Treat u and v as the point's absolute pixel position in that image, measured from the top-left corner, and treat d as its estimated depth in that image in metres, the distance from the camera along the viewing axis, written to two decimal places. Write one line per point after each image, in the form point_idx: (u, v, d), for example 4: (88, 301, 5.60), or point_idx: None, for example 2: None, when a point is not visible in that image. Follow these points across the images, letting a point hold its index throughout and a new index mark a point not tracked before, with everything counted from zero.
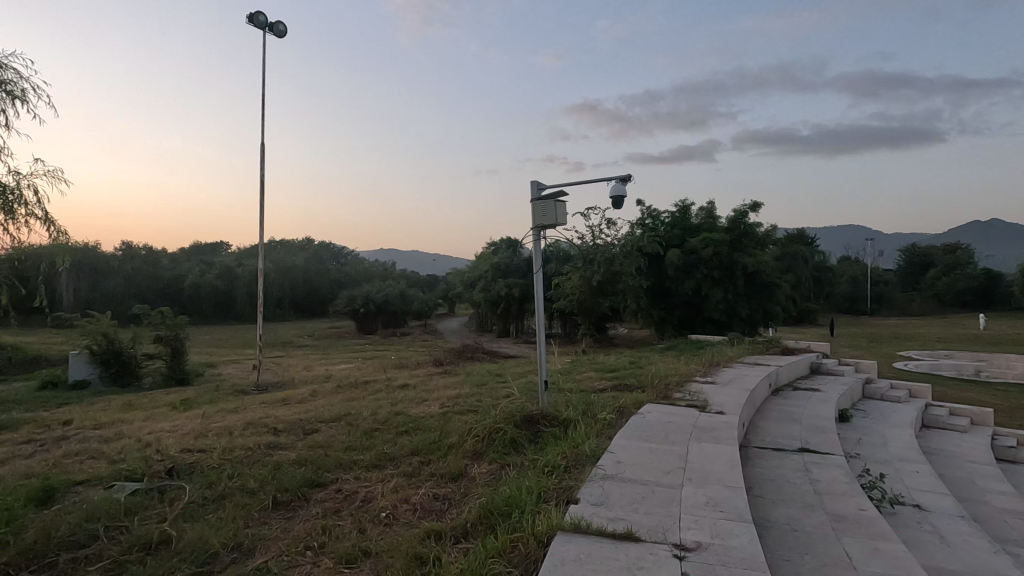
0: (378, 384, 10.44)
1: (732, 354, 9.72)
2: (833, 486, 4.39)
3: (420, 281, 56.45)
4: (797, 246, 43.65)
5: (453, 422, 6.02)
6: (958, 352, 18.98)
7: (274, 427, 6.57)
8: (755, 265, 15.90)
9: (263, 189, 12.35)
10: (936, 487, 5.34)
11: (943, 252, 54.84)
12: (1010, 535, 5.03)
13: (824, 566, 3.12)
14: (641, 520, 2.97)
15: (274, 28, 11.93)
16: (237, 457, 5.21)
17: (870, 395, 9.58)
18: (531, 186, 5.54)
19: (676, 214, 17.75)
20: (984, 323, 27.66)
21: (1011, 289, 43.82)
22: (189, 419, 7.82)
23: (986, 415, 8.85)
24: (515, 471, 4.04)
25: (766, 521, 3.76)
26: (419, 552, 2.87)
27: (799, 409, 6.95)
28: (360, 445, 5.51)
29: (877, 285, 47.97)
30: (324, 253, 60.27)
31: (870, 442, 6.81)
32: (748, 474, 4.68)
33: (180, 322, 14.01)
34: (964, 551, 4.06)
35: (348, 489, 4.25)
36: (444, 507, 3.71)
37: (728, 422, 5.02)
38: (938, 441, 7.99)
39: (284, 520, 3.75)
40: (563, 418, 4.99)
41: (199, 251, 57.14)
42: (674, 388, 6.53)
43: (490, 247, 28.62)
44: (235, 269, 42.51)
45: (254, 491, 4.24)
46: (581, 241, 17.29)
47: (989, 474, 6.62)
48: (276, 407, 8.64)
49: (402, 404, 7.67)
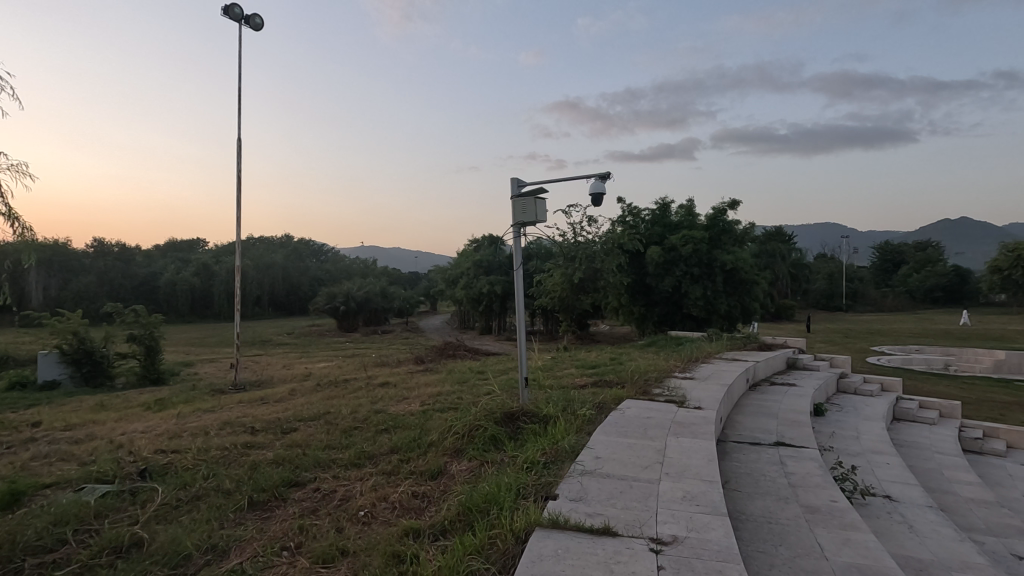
0: (359, 382, 10.39)
1: (710, 350, 9.85)
2: (807, 479, 4.48)
3: (402, 278, 55.99)
4: (775, 243, 44.49)
5: (434, 419, 6.01)
6: (928, 347, 19.50)
7: (251, 426, 6.49)
8: (733, 262, 16.17)
9: (240, 186, 12.16)
10: (906, 477, 5.48)
11: (915, 250, 56.34)
12: (976, 523, 5.20)
13: (797, 556, 3.18)
14: (618, 515, 3.00)
15: (251, 21, 11.71)
16: (212, 457, 5.12)
17: (845, 390, 9.79)
18: (511, 184, 5.54)
19: (656, 212, 17.91)
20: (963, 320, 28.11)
21: (979, 285, 45.16)
22: (163, 419, 7.68)
23: (953, 408, 9.13)
24: (495, 468, 4.04)
25: (743, 514, 3.82)
26: (397, 551, 2.86)
27: (776, 404, 7.07)
28: (339, 443, 5.46)
29: (852, 282, 49.00)
30: (305, 250, 59.53)
31: (844, 435, 6.96)
32: (725, 468, 4.76)
33: (154, 321, 13.72)
34: (932, 540, 4.17)
35: (326, 489, 4.21)
36: (424, 505, 3.69)
37: (705, 417, 5.09)
38: (909, 434, 8.20)
39: (260, 520, 3.71)
40: (543, 414, 5.01)
41: (175, 248, 55.97)
42: (653, 384, 6.60)
43: (472, 244, 28.61)
44: (212, 266, 41.78)
45: (230, 491, 4.18)
46: (563, 238, 17.36)
47: (957, 465, 6.82)
48: (254, 406, 8.51)
49: (382, 402, 7.64)
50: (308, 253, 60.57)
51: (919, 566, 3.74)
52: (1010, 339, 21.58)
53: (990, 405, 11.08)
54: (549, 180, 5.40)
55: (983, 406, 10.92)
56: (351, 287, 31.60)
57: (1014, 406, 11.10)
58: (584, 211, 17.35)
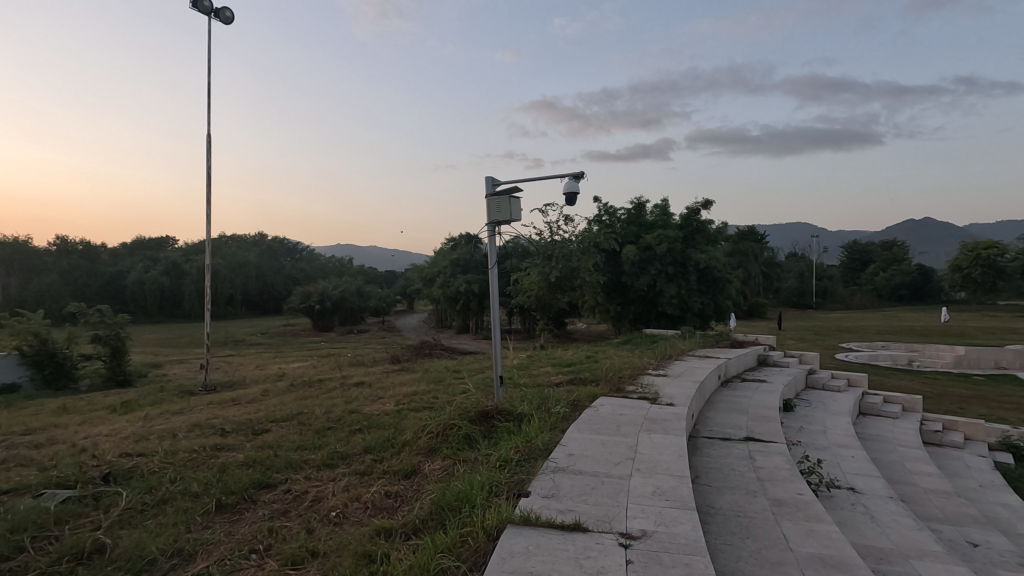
0: (334, 382, 10.28)
1: (683, 348, 9.99)
2: (775, 472, 4.60)
3: (378, 277, 55.43)
4: (748, 243, 45.46)
5: (408, 419, 5.98)
6: (894, 343, 20.10)
7: (221, 428, 6.36)
8: (707, 261, 16.47)
9: (211, 180, 11.91)
10: (870, 470, 5.66)
11: (880, 249, 58.10)
12: (934, 513, 5.39)
13: (763, 548, 3.26)
14: (589, 511, 3.04)
15: (220, 14, 11.47)
16: (180, 459, 5.03)
17: (813, 385, 10.05)
18: (485, 182, 5.54)
19: (631, 211, 18.17)
20: (944, 315, 28.48)
21: (942, 283, 46.73)
22: (130, 422, 7.46)
23: (915, 402, 9.44)
24: (468, 467, 4.05)
25: (712, 508, 3.90)
26: (367, 551, 2.85)
27: (746, 400, 7.23)
28: (312, 444, 5.40)
29: (822, 281, 50.29)
30: (279, 248, 58.57)
31: (811, 429, 7.15)
32: (696, 463, 4.85)
33: (120, 322, 13.35)
34: (892, 530, 4.32)
35: (298, 490, 4.17)
36: (396, 504, 3.68)
37: (677, 413, 5.18)
38: (873, 427, 8.46)
39: (229, 523, 3.64)
40: (518, 412, 5.03)
41: (144, 246, 54.45)
42: (627, 381, 6.70)
43: (449, 243, 28.62)
44: (182, 265, 40.83)
45: (198, 494, 4.10)
46: (539, 237, 17.42)
47: (918, 458, 7.06)
48: (225, 407, 8.38)
49: (357, 402, 7.56)
50: (283, 252, 59.67)
51: (879, 554, 3.87)
52: (970, 335, 22.42)
53: (950, 399, 11.49)
54: (523, 179, 5.42)
55: (943, 400, 11.31)
56: (326, 286, 31.16)
57: (972, 400, 11.53)
58: (561, 210, 17.42)
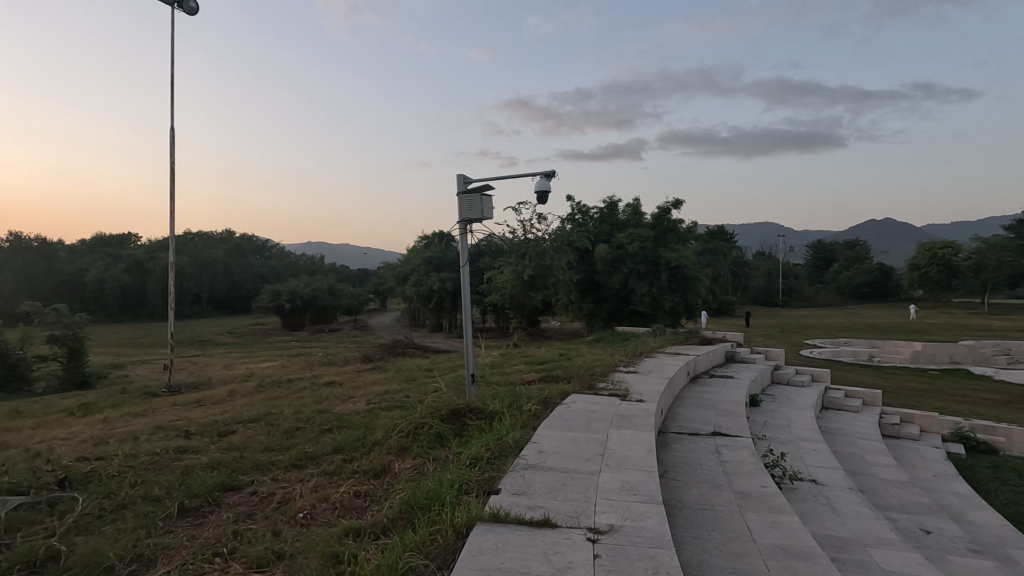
0: (303, 382, 10.15)
1: (654, 345, 10.14)
2: (741, 466, 4.71)
3: (350, 275, 54.75)
4: (718, 242, 46.47)
5: (379, 418, 5.93)
6: (855, 339, 20.79)
7: (185, 430, 6.19)
8: (677, 260, 16.75)
9: (174, 175, 11.57)
10: (831, 462, 5.85)
11: (844, 248, 59.96)
12: (891, 503, 5.60)
13: (728, 540, 3.34)
14: (558, 507, 3.06)
15: (185, 4, 11.15)
16: (141, 463, 4.88)
17: (779, 380, 10.33)
18: (457, 180, 5.53)
19: (604, 210, 18.38)
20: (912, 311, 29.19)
21: (901, 282, 48.49)
22: (88, 425, 7.20)
23: (875, 396, 9.81)
24: (439, 466, 4.04)
25: (679, 502, 3.98)
26: (335, 551, 2.82)
27: (714, 396, 7.38)
28: (279, 445, 5.30)
29: (789, 279, 51.71)
30: (248, 246, 57.36)
31: (776, 424, 7.34)
32: (664, 458, 4.94)
33: (78, 321, 12.88)
34: (851, 519, 4.48)
35: (264, 492, 4.09)
36: (366, 505, 3.64)
37: (646, 409, 5.27)
38: (835, 421, 8.73)
39: (192, 527, 3.56)
40: (489, 410, 5.03)
41: (104, 244, 52.63)
42: (598, 378, 6.78)
43: (422, 241, 28.51)
44: (146, 263, 39.61)
45: (159, 498, 4.00)
46: (513, 235, 17.44)
47: (877, 450, 7.32)
48: (190, 408, 8.18)
49: (327, 402, 7.45)
50: (251, 249, 58.51)
51: (838, 543, 4.01)
52: (927, 331, 23.30)
53: (908, 393, 11.94)
54: (495, 177, 5.43)
55: (901, 394, 11.75)
56: (296, 285, 30.59)
57: (928, 394, 12.01)
58: (534, 208, 17.48)
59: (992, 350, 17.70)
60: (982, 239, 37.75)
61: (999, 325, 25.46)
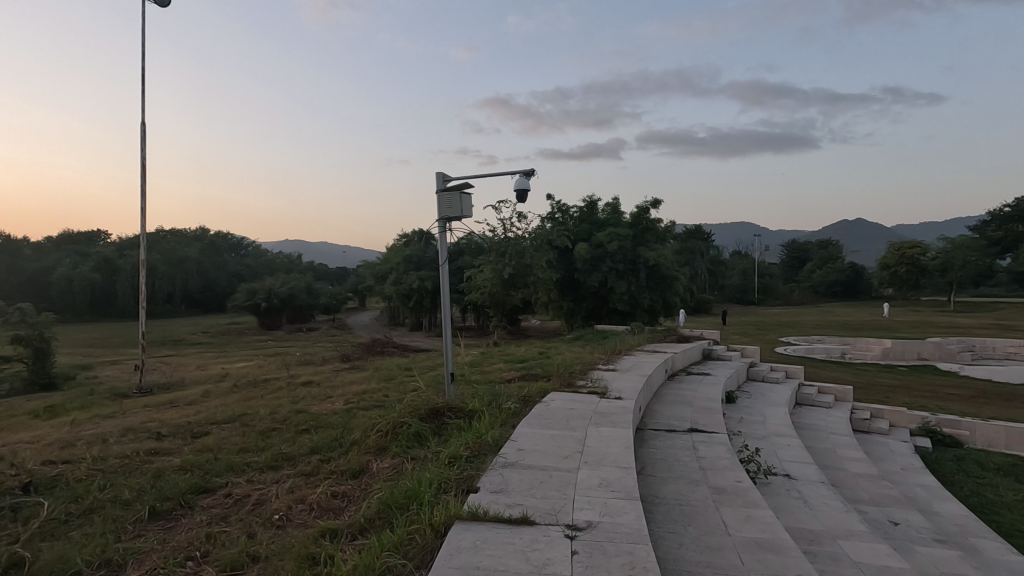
0: (280, 381, 10.00)
1: (632, 343, 10.24)
2: (716, 462, 4.79)
3: (328, 274, 54.09)
4: (695, 241, 47.15)
5: (357, 418, 5.87)
6: (828, 337, 21.29)
7: (156, 432, 6.06)
8: (655, 258, 16.93)
9: (144, 170, 11.30)
10: (803, 457, 5.98)
11: (817, 247, 61.32)
12: (861, 496, 5.75)
13: (704, 534, 3.40)
14: (536, 504, 3.08)
15: None
16: (110, 465, 4.76)
17: (754, 377, 10.52)
18: (436, 178, 5.50)
19: (584, 209, 18.50)
20: (883, 310, 29.96)
21: (872, 281, 49.83)
22: (54, 428, 6.98)
23: (846, 392, 10.05)
24: (417, 465, 4.02)
25: (656, 498, 4.02)
26: (312, 552, 2.79)
27: (691, 393, 7.49)
28: (255, 446, 5.21)
29: (764, 278, 52.70)
30: (223, 244, 56.28)
31: (751, 420, 7.47)
32: (642, 455, 5.00)
33: (44, 321, 12.48)
34: (823, 512, 4.58)
35: (238, 494, 4.01)
36: (343, 505, 3.61)
37: (624, 406, 5.32)
38: (807, 417, 8.93)
39: (163, 530, 3.48)
40: (468, 409, 5.02)
41: (72, 241, 51.13)
42: (577, 376, 6.83)
43: (402, 239, 28.33)
44: (116, 261, 38.61)
45: (129, 502, 3.90)
46: (493, 234, 17.43)
47: (848, 444, 7.51)
48: (162, 409, 8.00)
49: (304, 402, 7.34)
50: (226, 247, 57.41)
51: (810, 535, 4.10)
52: (896, 329, 23.97)
53: (878, 389, 12.27)
54: (474, 175, 5.42)
55: (872, 390, 12.06)
56: (273, 283, 30.13)
57: (897, 389, 12.36)
58: (514, 207, 17.50)
59: (957, 346, 18.31)
60: (948, 240, 39.02)
61: (964, 322, 26.34)
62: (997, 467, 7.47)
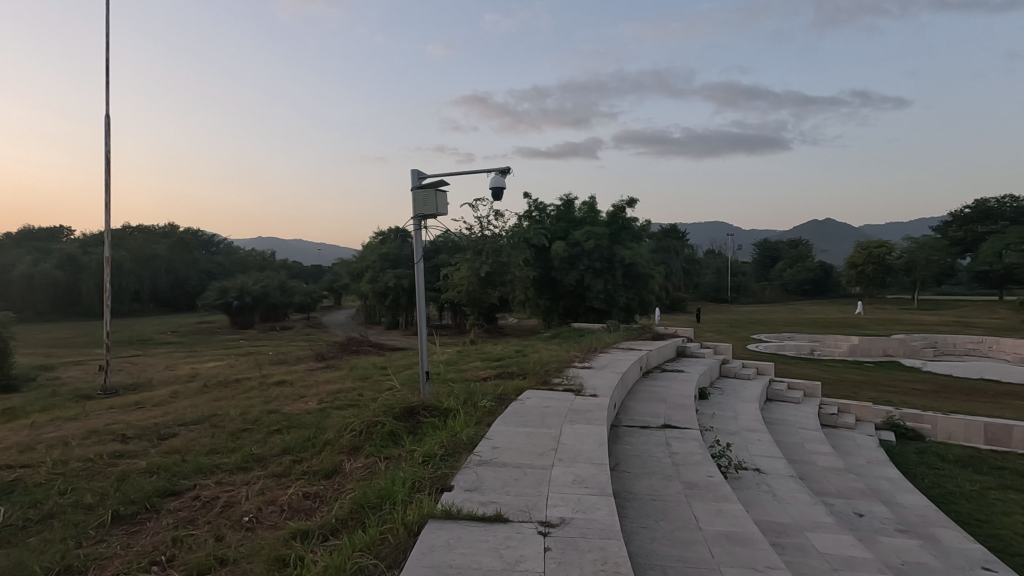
0: (251, 381, 9.81)
1: (608, 341, 10.32)
2: (689, 457, 4.86)
3: (302, 272, 53.24)
4: (670, 240, 47.84)
5: (331, 418, 5.78)
6: (798, 334, 21.81)
7: (121, 434, 5.88)
8: (631, 257, 17.12)
9: (109, 164, 10.94)
10: (773, 451, 6.11)
11: (788, 246, 62.78)
12: (828, 488, 5.91)
13: (675, 529, 3.45)
14: (510, 502, 3.08)
15: None
16: (72, 469, 4.60)
17: (726, 374, 10.72)
18: (411, 175, 5.46)
19: (561, 208, 18.62)
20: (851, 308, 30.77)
21: (840, 279, 51.18)
22: (11, 431, 6.71)
23: (815, 388, 10.31)
24: (391, 464, 3.98)
25: (630, 493, 4.07)
26: (281, 555, 2.74)
27: (665, 389, 7.59)
28: (225, 447, 5.11)
29: (737, 277, 53.70)
30: (193, 241, 54.97)
31: (723, 416, 7.60)
32: (616, 451, 5.04)
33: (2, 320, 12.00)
34: (791, 505, 4.69)
35: (206, 496, 3.93)
36: (315, 506, 3.56)
37: (599, 403, 5.36)
38: (778, 412, 9.13)
39: (127, 535, 3.38)
40: (444, 408, 4.99)
41: (32, 238, 49.29)
42: (553, 374, 6.86)
43: (378, 237, 28.09)
44: (80, 258, 37.39)
45: (91, 506, 3.78)
46: (469, 232, 17.40)
47: (816, 438, 7.70)
48: (127, 411, 7.76)
49: (276, 402, 7.20)
50: (197, 244, 56.07)
51: (779, 528, 4.20)
52: (863, 326, 24.72)
53: (846, 385, 12.62)
54: (449, 173, 5.40)
55: (840, 386, 12.40)
56: (245, 281, 29.53)
57: (863, 385, 12.72)
58: (491, 205, 17.48)
59: (920, 343, 18.92)
60: (912, 239, 40.28)
61: (926, 319, 27.24)
62: (956, 460, 7.75)
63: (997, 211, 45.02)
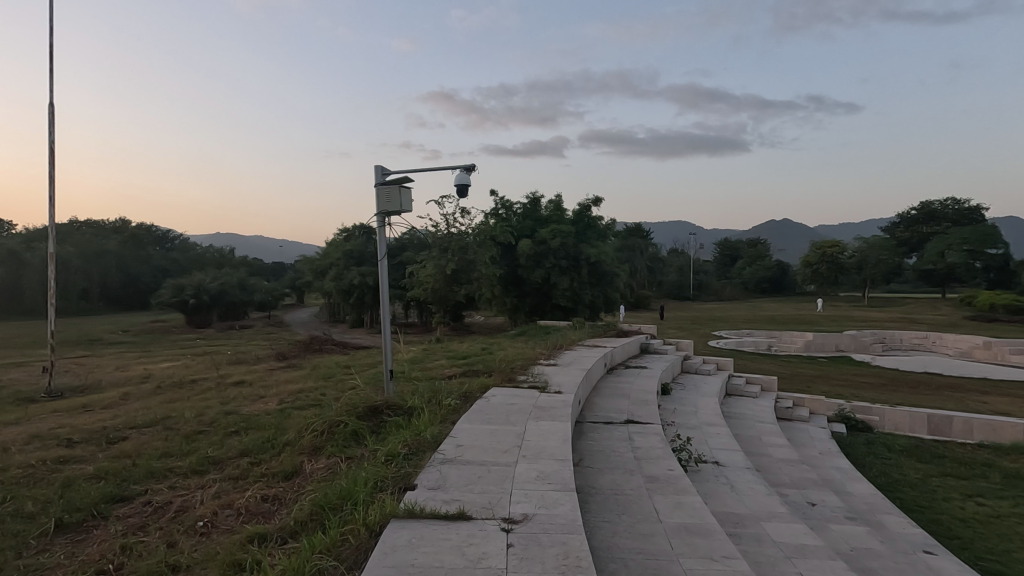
0: (209, 382, 9.52)
1: (573, 338, 10.44)
2: (650, 451, 4.97)
3: (263, 269, 51.93)
4: (635, 239, 48.60)
5: (291, 418, 5.66)
6: (756, 330, 22.52)
7: (66, 439, 5.61)
8: (597, 256, 17.32)
9: (53, 156, 10.39)
10: (731, 444, 6.30)
11: (747, 245, 64.71)
12: (782, 479, 6.13)
13: (637, 521, 3.51)
14: (473, 499, 3.08)
15: None
16: (11, 476, 4.37)
17: (687, 369, 10.97)
18: (375, 171, 5.38)
19: (527, 206, 18.67)
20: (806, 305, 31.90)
21: (796, 277, 53.09)
22: None
23: (772, 382, 10.67)
24: (352, 465, 3.92)
25: (592, 488, 4.13)
26: (238, 559, 2.67)
27: (628, 385, 7.73)
28: (179, 450, 4.94)
29: (699, 275, 55.02)
30: (147, 236, 52.82)
31: (684, 411, 7.79)
32: (580, 447, 5.11)
33: None
34: (747, 496, 4.85)
35: (159, 501, 3.79)
36: (274, 508, 3.48)
37: (564, 400, 5.42)
38: (737, 406, 9.41)
39: (72, 544, 3.23)
40: (408, 407, 4.95)
41: None
42: (519, 372, 6.89)
43: (343, 234, 27.60)
44: (23, 254, 35.42)
45: (32, 515, 3.60)
46: (435, 229, 17.29)
47: (772, 431, 7.96)
48: (74, 414, 7.40)
49: (234, 403, 6.99)
50: (150, 240, 53.88)
51: (736, 519, 4.33)
52: (816, 322, 25.75)
53: (800, 379, 13.09)
54: (414, 169, 5.34)
55: (795, 381, 12.86)
56: (203, 278, 28.56)
57: (817, 379, 13.23)
58: (457, 203, 17.41)
59: (870, 338, 19.79)
60: (862, 239, 42.14)
61: (876, 316, 28.52)
62: (901, 449, 8.15)
63: (941, 212, 47.47)
